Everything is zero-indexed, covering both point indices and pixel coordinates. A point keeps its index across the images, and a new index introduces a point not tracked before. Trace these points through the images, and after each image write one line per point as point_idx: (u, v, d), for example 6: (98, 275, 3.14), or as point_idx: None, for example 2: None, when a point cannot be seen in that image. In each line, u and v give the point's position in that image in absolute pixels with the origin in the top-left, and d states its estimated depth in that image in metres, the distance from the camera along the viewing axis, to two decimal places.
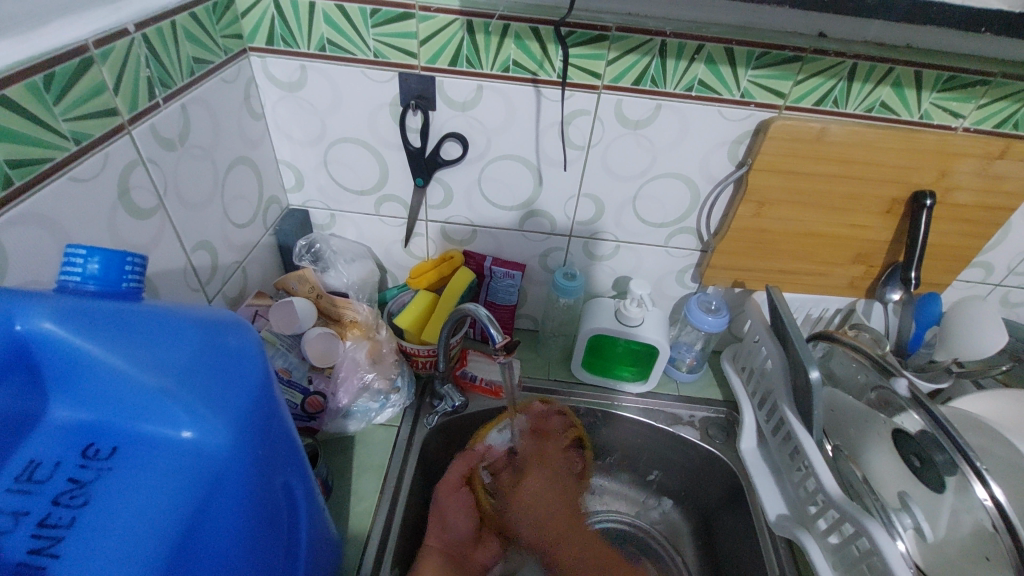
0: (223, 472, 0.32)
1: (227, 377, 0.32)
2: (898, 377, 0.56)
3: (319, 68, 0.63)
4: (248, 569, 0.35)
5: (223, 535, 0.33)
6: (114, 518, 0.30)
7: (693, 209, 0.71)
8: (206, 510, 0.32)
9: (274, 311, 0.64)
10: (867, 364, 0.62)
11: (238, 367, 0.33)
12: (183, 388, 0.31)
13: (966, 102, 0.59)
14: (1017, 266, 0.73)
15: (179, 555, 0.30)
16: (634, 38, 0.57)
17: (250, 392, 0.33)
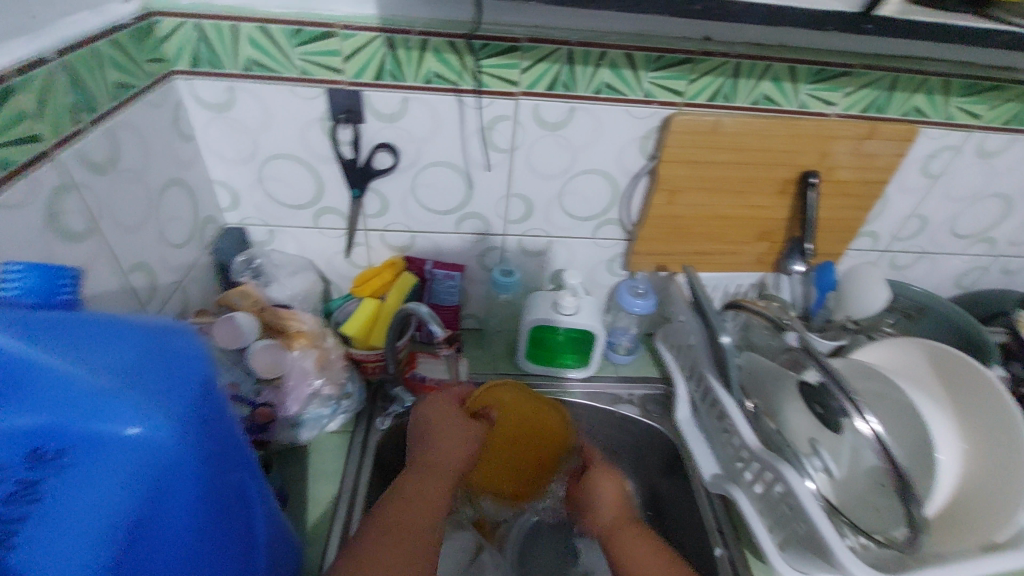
0: (173, 467, 0.34)
1: (173, 378, 0.34)
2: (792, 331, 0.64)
3: (248, 88, 0.65)
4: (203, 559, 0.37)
5: (176, 526, 0.35)
6: (68, 513, 0.31)
7: (615, 201, 0.77)
8: (158, 505, 0.34)
9: (217, 326, 0.64)
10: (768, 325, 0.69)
11: (182, 369, 0.34)
12: (131, 389, 0.32)
13: (835, 92, 0.68)
14: (897, 234, 0.83)
15: (134, 541, 0.33)
16: (542, 48, 0.63)
17: (194, 392, 0.35)
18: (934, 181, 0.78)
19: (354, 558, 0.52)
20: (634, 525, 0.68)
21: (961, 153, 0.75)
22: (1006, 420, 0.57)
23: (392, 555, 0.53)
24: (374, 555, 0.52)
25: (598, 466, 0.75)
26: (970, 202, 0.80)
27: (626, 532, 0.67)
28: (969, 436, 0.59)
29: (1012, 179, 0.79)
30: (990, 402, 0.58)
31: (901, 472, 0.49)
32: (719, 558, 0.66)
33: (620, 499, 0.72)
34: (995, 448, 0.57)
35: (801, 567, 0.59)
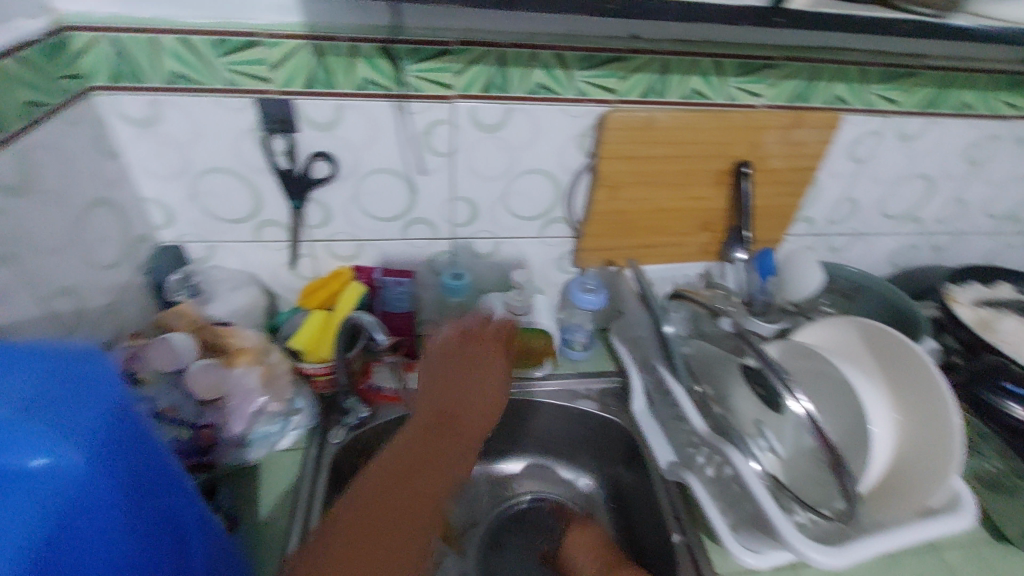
0: (91, 500, 0.32)
1: (86, 402, 0.32)
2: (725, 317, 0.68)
3: (173, 101, 0.63)
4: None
5: (89, 562, 0.33)
6: None
7: (559, 199, 0.78)
8: (76, 539, 0.32)
9: (153, 348, 0.63)
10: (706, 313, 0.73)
11: (95, 392, 0.33)
12: (38, 416, 0.31)
13: (760, 84, 0.70)
14: (831, 218, 0.87)
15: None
16: (474, 50, 0.63)
17: (108, 418, 0.33)
18: (862, 166, 0.81)
19: (372, 487, 0.61)
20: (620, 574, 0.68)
21: (884, 138, 0.78)
22: (932, 390, 0.59)
23: (404, 497, 0.61)
24: (389, 493, 0.60)
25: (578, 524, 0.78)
26: (897, 184, 0.84)
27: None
28: (900, 406, 0.62)
29: (933, 160, 0.83)
30: (917, 372, 0.60)
31: (833, 448, 0.51)
32: (677, 545, 0.67)
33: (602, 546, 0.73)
34: (924, 415, 0.59)
35: (753, 547, 0.61)
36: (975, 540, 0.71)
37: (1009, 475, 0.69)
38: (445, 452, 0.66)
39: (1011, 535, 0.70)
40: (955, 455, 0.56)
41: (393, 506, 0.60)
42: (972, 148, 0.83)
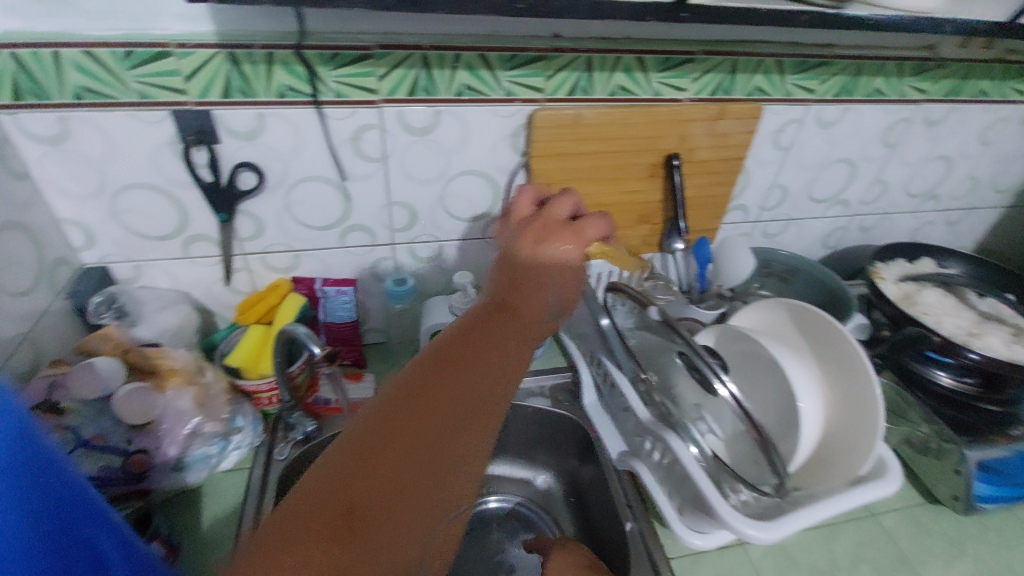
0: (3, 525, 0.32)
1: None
2: (650, 306, 0.64)
3: (83, 117, 0.60)
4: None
5: None
6: None
7: (497, 199, 0.78)
8: None
9: (74, 376, 0.60)
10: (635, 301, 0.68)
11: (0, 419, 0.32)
12: None
13: (683, 78, 0.72)
14: (762, 205, 0.90)
15: None
16: (396, 53, 0.63)
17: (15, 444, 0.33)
18: (787, 153, 0.84)
19: (399, 389, 0.39)
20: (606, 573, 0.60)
21: (805, 125, 0.82)
22: (856, 363, 0.61)
23: (442, 401, 0.39)
24: (423, 396, 0.39)
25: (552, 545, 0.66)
26: (821, 169, 0.88)
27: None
28: (828, 384, 0.64)
29: (852, 145, 0.87)
30: (845, 351, 0.63)
31: (758, 427, 0.52)
32: (630, 533, 0.68)
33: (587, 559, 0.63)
34: (849, 391, 0.62)
35: (699, 528, 0.63)
36: (909, 503, 0.75)
37: (933, 439, 0.73)
38: (501, 346, 0.46)
39: (939, 495, 0.74)
40: (878, 424, 0.59)
41: (427, 414, 0.38)
42: (886, 132, 0.87)
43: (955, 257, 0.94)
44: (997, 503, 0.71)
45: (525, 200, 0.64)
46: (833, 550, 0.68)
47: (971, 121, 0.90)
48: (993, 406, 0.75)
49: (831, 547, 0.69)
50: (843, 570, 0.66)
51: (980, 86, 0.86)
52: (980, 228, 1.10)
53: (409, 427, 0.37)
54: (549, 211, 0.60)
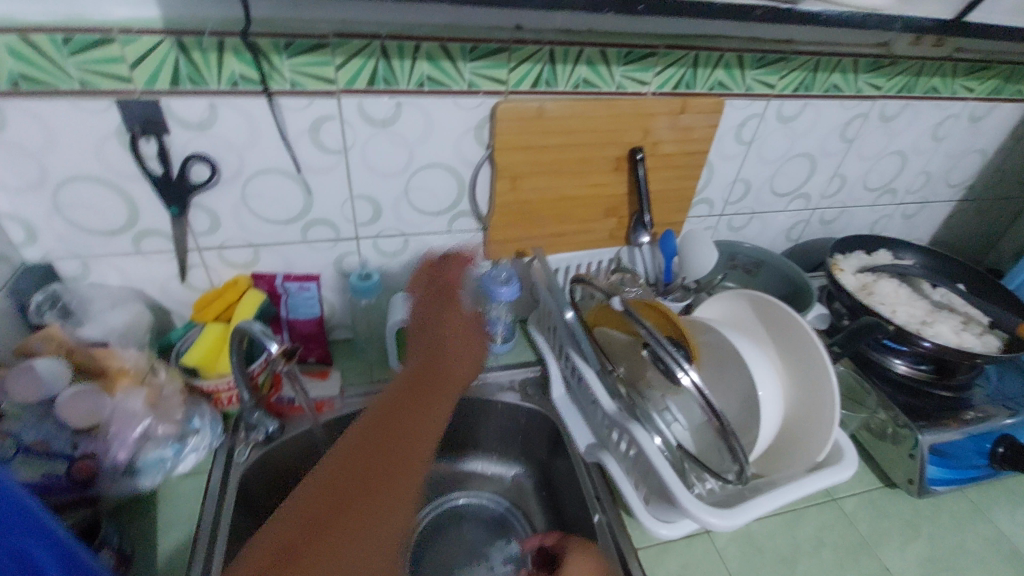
0: None
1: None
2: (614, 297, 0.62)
3: (18, 105, 0.57)
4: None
5: None
6: None
7: (462, 193, 0.78)
8: None
9: (14, 378, 0.57)
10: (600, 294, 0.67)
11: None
12: None
13: (647, 71, 0.73)
14: (727, 199, 0.91)
15: None
16: (353, 43, 0.61)
17: None
18: (749, 147, 0.86)
19: (354, 437, 0.58)
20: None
21: (765, 120, 0.83)
22: (811, 349, 0.63)
23: (382, 442, 0.58)
24: (367, 449, 0.57)
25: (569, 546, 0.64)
26: (782, 162, 0.90)
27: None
28: (788, 373, 0.66)
29: (811, 139, 0.89)
30: (804, 343, 0.64)
31: (718, 415, 0.52)
32: (598, 524, 0.69)
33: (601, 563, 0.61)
34: (806, 381, 0.64)
35: (665, 517, 0.64)
36: (869, 486, 0.77)
37: (890, 424, 0.76)
38: (422, 413, 0.63)
39: (894, 478, 0.77)
40: (834, 409, 0.60)
41: (373, 472, 0.55)
42: (844, 127, 0.90)
43: (909, 249, 0.97)
44: (949, 486, 0.74)
45: (445, 274, 0.76)
46: (797, 536, 0.70)
47: (923, 116, 0.93)
48: (946, 392, 0.78)
49: (794, 532, 0.70)
50: (806, 554, 0.68)
51: (931, 83, 0.89)
52: (934, 220, 1.14)
53: (371, 466, 0.55)
54: (456, 282, 0.75)
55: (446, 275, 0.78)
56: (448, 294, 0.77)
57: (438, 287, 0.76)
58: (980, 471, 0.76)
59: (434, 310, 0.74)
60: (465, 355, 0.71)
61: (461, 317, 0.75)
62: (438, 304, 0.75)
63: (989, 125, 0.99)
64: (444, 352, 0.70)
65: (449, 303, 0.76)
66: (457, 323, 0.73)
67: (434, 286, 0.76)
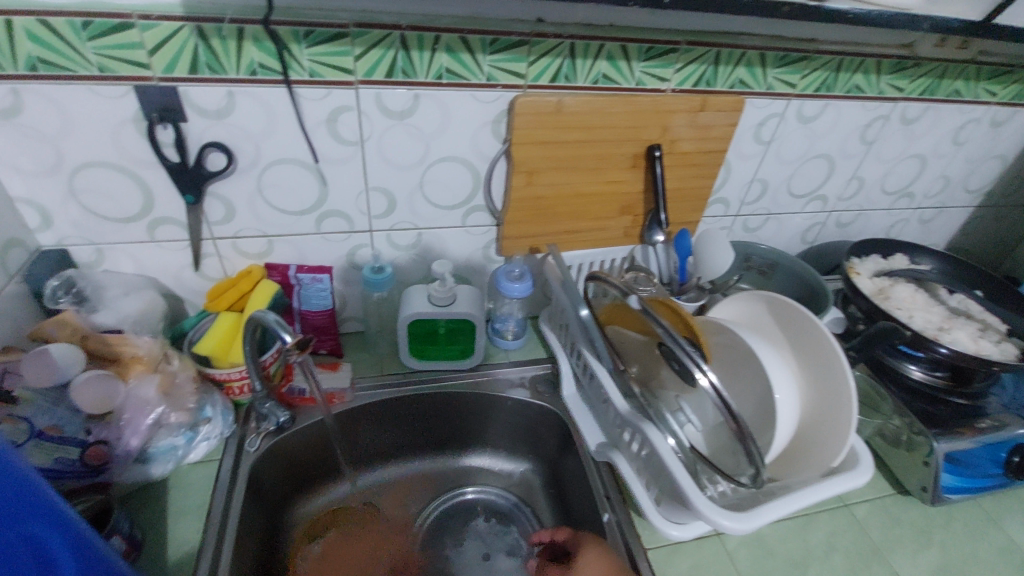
0: None
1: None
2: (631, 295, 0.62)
3: (36, 89, 0.57)
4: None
5: None
6: None
7: (477, 188, 0.77)
8: None
9: (27, 363, 0.56)
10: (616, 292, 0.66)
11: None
12: None
13: (668, 68, 0.72)
14: (744, 199, 0.90)
15: None
16: (373, 33, 0.61)
17: None
18: (768, 147, 0.85)
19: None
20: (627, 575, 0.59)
21: (785, 120, 0.82)
22: (830, 354, 0.62)
23: None
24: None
25: (582, 539, 0.65)
26: (800, 164, 0.89)
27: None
28: (805, 376, 0.65)
29: (830, 140, 0.88)
30: (823, 347, 0.63)
31: (738, 419, 0.52)
32: (608, 524, 0.69)
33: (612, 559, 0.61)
34: (823, 385, 0.63)
35: (677, 519, 0.63)
36: (881, 493, 0.76)
37: (905, 431, 0.75)
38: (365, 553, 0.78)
39: (909, 486, 0.76)
40: (853, 414, 0.59)
41: None
42: (864, 129, 0.88)
43: (926, 254, 0.96)
44: (962, 494, 0.73)
45: (370, 438, 0.82)
46: (808, 540, 0.69)
47: (945, 120, 0.92)
48: (962, 399, 0.78)
49: (806, 537, 0.70)
50: (817, 559, 0.67)
51: (954, 86, 0.87)
52: (951, 225, 1.12)
53: None
54: (391, 439, 0.84)
55: (402, 412, 0.82)
56: (387, 435, 0.84)
57: (380, 439, 0.83)
58: (994, 480, 0.74)
59: (382, 437, 0.83)
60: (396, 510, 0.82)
61: (407, 438, 0.85)
62: (371, 444, 0.83)
63: (1010, 131, 0.97)
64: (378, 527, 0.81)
65: (383, 441, 0.84)
66: (389, 442, 0.84)
67: (377, 421, 0.82)
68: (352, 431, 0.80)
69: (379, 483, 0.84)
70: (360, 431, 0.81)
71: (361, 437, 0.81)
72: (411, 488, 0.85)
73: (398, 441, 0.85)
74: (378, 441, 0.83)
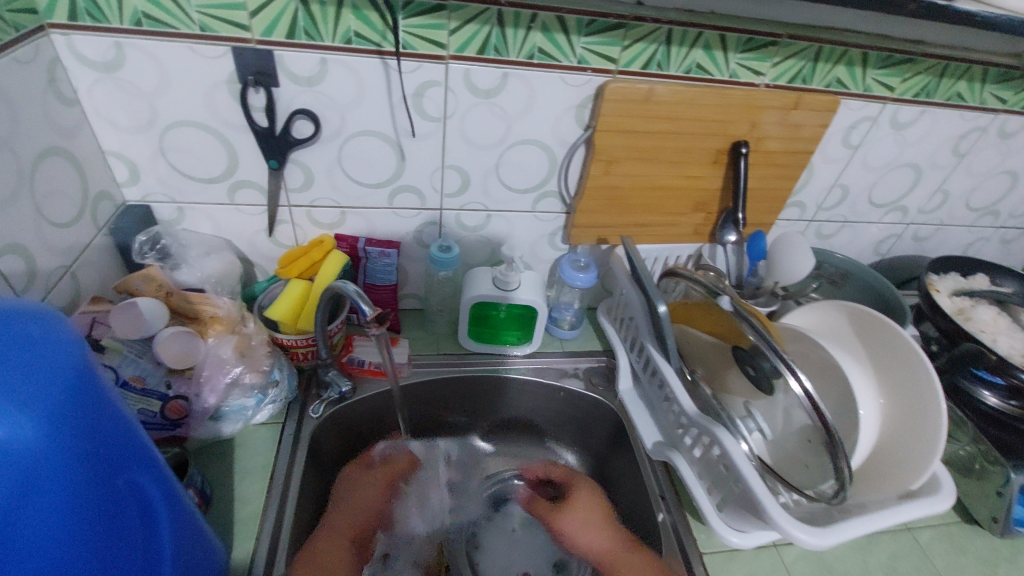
0: (45, 465, 0.31)
1: (41, 359, 0.32)
2: (723, 296, 0.62)
3: (138, 45, 0.57)
4: (82, 556, 0.33)
5: (57, 528, 0.32)
6: None
7: (552, 173, 0.76)
8: (39, 508, 0.31)
9: (116, 316, 0.57)
10: (700, 290, 0.66)
11: (51, 349, 0.33)
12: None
13: (764, 61, 0.69)
14: (821, 204, 0.87)
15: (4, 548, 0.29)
16: (470, 8, 0.59)
17: (72, 380, 0.33)
18: (855, 152, 0.81)
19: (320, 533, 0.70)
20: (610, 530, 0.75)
21: (878, 124, 0.78)
22: (918, 371, 0.60)
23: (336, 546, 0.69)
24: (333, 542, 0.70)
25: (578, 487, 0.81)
26: (885, 172, 0.85)
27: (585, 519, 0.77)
28: (886, 392, 0.64)
29: (921, 149, 0.84)
30: (911, 366, 0.61)
31: (830, 430, 0.52)
32: (662, 524, 0.68)
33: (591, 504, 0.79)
34: (907, 404, 0.61)
35: (738, 526, 0.62)
36: (946, 520, 0.74)
37: (978, 459, 0.72)
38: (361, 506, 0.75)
39: (979, 516, 0.73)
40: (941, 435, 0.57)
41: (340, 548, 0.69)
42: (958, 139, 0.84)
43: (1009, 277, 0.91)
44: None
45: (428, 414, 0.84)
46: (867, 561, 0.67)
47: None
48: None
49: (866, 558, 0.68)
50: None
51: None
52: None
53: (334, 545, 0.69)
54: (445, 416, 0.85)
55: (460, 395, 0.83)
56: (442, 414, 0.85)
57: (436, 416, 0.85)
58: None
59: (436, 414, 0.85)
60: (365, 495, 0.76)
61: (460, 419, 0.86)
62: (427, 422, 0.85)
63: None
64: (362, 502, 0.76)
65: (439, 418, 0.85)
66: (443, 420, 0.85)
67: (433, 399, 0.83)
68: (412, 406, 0.82)
69: (430, 459, 0.85)
70: (417, 407, 0.82)
71: (418, 411, 0.83)
72: (457, 464, 0.86)
73: (451, 421, 0.86)
74: (434, 418, 0.85)
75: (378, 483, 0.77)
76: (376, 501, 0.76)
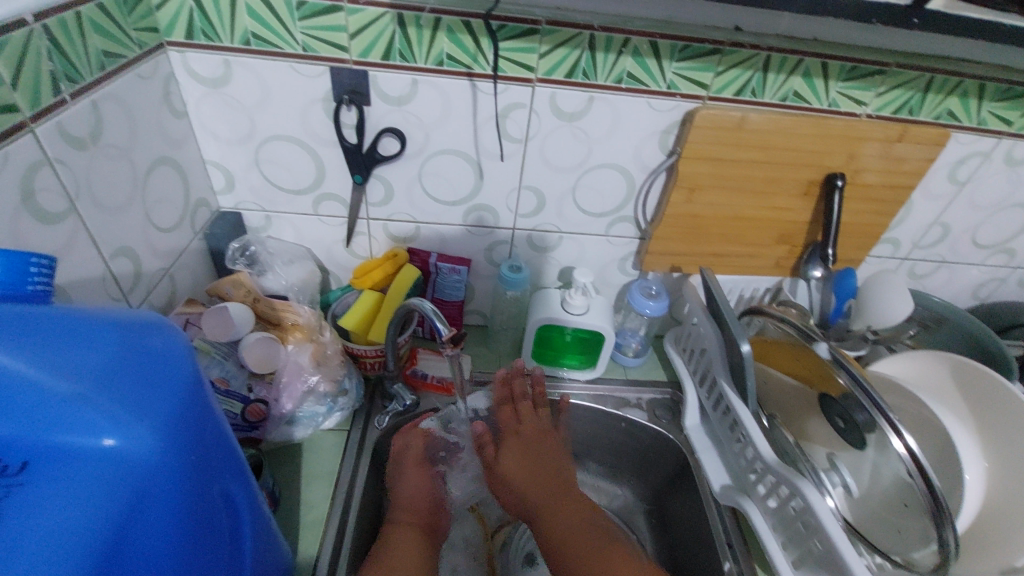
0: (153, 477, 0.32)
1: (161, 373, 0.33)
2: (818, 343, 0.59)
3: (245, 63, 0.61)
4: (184, 564, 0.35)
5: (160, 539, 0.33)
6: (43, 516, 0.29)
7: (630, 198, 0.74)
8: (146, 517, 0.32)
9: (207, 318, 0.61)
10: (792, 334, 0.63)
11: (169, 364, 0.33)
12: (107, 400, 0.30)
13: (867, 91, 0.65)
14: (918, 241, 0.81)
15: (110, 557, 0.30)
16: (562, 32, 0.59)
17: (186, 394, 0.34)
18: (961, 189, 0.75)
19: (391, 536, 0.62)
20: (564, 488, 0.64)
21: (990, 161, 0.72)
22: None
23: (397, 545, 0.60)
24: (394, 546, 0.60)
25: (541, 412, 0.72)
26: (994, 212, 0.78)
27: (548, 487, 0.63)
28: (992, 458, 0.58)
29: None
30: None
31: (936, 493, 0.48)
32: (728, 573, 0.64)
33: (552, 448, 0.69)
34: (1018, 474, 0.55)
35: None
36: None
37: None
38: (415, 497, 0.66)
39: None
40: None
41: (402, 544, 0.60)
42: None
43: None
44: None
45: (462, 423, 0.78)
46: None
47: None
48: None
49: None
50: None
51: None
52: None
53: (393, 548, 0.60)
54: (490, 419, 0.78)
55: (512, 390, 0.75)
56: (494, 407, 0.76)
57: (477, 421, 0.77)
58: None
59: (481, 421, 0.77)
60: (414, 488, 0.67)
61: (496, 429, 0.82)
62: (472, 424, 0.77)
63: None
64: (417, 491, 0.67)
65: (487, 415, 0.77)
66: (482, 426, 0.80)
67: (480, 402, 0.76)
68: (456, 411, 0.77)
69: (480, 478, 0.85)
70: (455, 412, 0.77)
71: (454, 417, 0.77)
72: None
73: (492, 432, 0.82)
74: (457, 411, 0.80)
75: (415, 471, 0.68)
76: (423, 486, 0.67)
